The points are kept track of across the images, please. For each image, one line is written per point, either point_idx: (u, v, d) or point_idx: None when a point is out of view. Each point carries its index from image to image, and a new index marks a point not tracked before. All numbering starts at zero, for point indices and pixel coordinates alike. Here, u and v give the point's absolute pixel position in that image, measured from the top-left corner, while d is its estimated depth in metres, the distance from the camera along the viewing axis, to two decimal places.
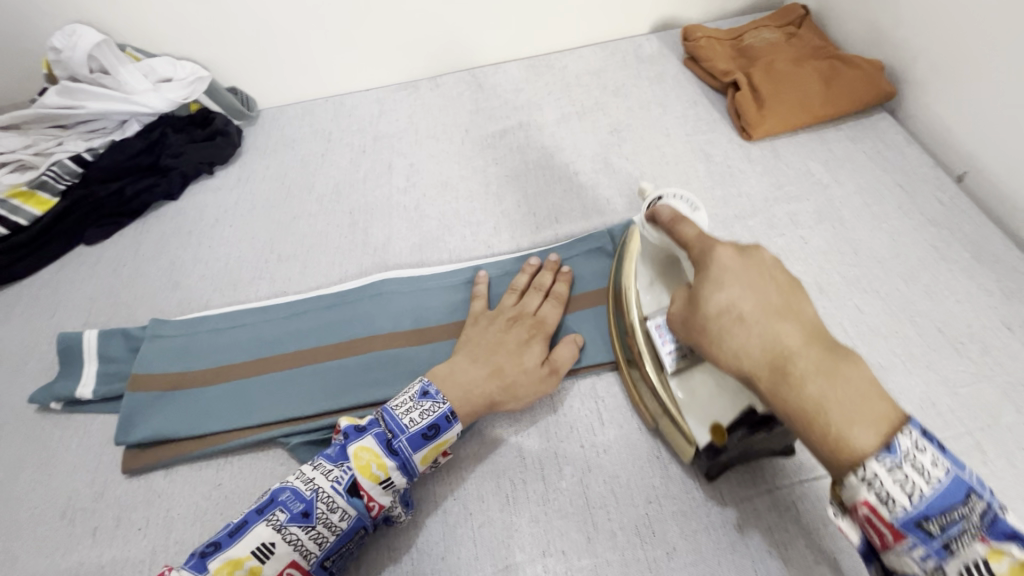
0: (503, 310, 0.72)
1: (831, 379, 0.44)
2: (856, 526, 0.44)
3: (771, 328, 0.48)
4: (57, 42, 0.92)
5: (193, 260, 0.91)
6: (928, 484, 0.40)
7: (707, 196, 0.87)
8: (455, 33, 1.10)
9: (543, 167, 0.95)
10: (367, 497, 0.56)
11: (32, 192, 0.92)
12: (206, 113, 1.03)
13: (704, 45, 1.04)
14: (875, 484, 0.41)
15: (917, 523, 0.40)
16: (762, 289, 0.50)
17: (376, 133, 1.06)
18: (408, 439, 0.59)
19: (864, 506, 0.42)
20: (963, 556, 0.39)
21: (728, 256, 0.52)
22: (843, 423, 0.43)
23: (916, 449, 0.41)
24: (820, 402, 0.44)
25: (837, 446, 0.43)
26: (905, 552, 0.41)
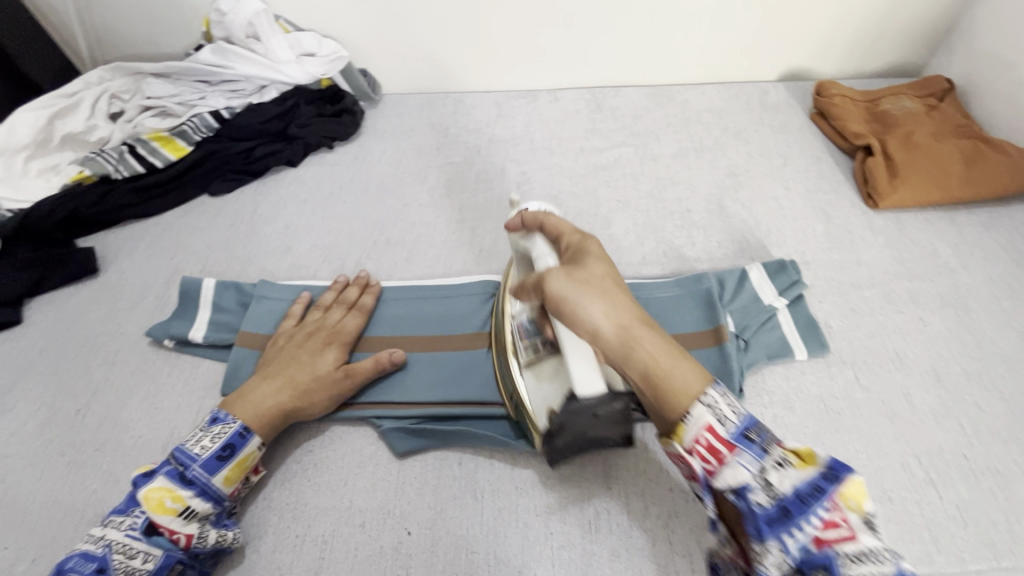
0: (296, 329, 0.75)
1: (672, 359, 0.51)
2: (693, 452, 0.50)
3: (617, 298, 0.53)
4: (223, 5, 0.99)
5: (306, 228, 0.95)
6: (739, 412, 0.50)
7: (824, 258, 0.84)
8: (584, 52, 1.12)
9: (655, 199, 0.95)
10: (168, 532, 0.56)
11: (171, 138, 0.99)
12: (336, 91, 1.08)
13: (838, 103, 1.01)
14: (716, 408, 0.49)
15: (744, 436, 0.49)
16: (612, 274, 0.55)
17: (491, 136, 1.09)
18: (202, 466, 0.59)
19: (707, 430, 0.49)
20: (773, 454, 0.49)
21: (593, 252, 0.56)
22: (679, 378, 0.50)
23: (720, 400, 0.50)
24: (651, 366, 0.51)
25: (674, 388, 0.50)
26: (735, 463, 0.48)
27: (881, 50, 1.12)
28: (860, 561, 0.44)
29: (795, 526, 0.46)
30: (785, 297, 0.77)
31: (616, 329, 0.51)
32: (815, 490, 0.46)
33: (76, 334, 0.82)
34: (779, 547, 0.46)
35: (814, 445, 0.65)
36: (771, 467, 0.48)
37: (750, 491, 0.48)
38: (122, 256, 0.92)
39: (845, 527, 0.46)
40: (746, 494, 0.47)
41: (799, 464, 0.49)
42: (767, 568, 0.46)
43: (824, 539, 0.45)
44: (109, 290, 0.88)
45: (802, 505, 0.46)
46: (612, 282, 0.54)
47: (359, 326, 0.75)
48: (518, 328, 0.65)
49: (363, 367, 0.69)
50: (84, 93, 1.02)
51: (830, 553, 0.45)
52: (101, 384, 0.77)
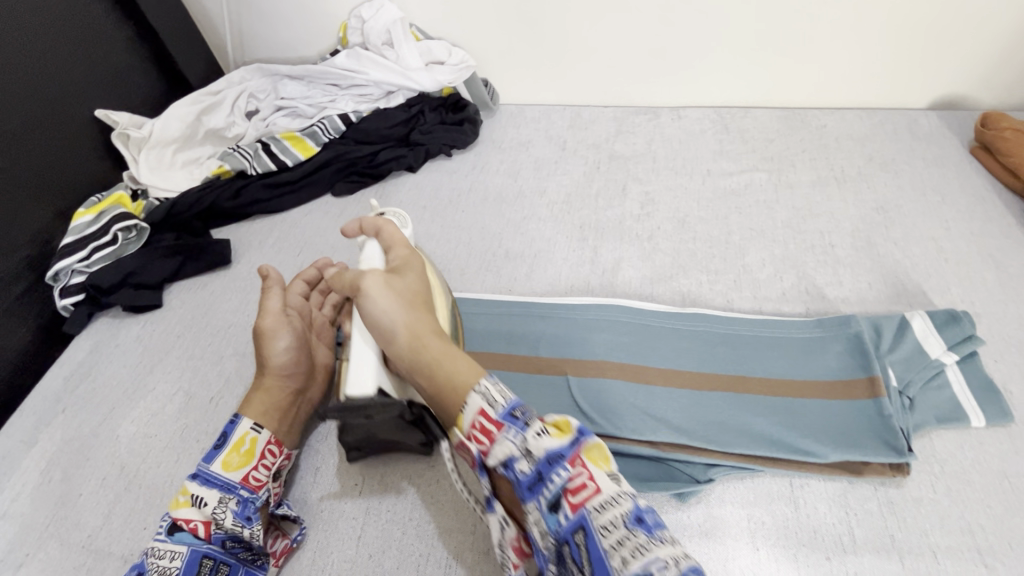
0: None
1: (458, 360, 0.55)
2: (472, 436, 0.51)
3: (415, 309, 0.58)
4: (364, 12, 1.04)
5: (424, 235, 0.95)
6: (500, 397, 0.50)
7: (998, 311, 0.75)
8: (717, 70, 1.07)
9: (793, 230, 0.88)
10: (185, 523, 0.58)
11: (302, 138, 1.03)
12: (458, 99, 1.08)
13: (1010, 137, 0.91)
14: (486, 392, 0.51)
15: (510, 414, 0.49)
16: (416, 290, 0.60)
17: (611, 152, 1.05)
18: (201, 458, 0.61)
19: (480, 414, 0.50)
20: (534, 426, 0.48)
21: (409, 264, 0.62)
22: (462, 370, 0.54)
23: (490, 387, 0.51)
24: (433, 365, 0.55)
25: (455, 385, 0.53)
26: (503, 438, 0.48)
27: None
28: (607, 510, 0.44)
29: (548, 487, 0.46)
30: (955, 353, 0.69)
31: (406, 335, 0.56)
32: (559, 455, 0.46)
33: (210, 322, 0.86)
34: (536, 509, 0.47)
35: (998, 529, 0.57)
36: (532, 436, 0.48)
37: (514, 461, 0.48)
38: (253, 249, 0.96)
39: (592, 485, 0.46)
40: (511, 466, 0.48)
41: (556, 432, 0.48)
42: (533, 530, 0.48)
43: (577, 501, 0.45)
44: (240, 282, 0.91)
45: (551, 465, 0.46)
46: (412, 295, 0.59)
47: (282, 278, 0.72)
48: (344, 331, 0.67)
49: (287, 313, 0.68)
50: (227, 92, 1.08)
51: (582, 513, 0.45)
52: (232, 374, 0.79)
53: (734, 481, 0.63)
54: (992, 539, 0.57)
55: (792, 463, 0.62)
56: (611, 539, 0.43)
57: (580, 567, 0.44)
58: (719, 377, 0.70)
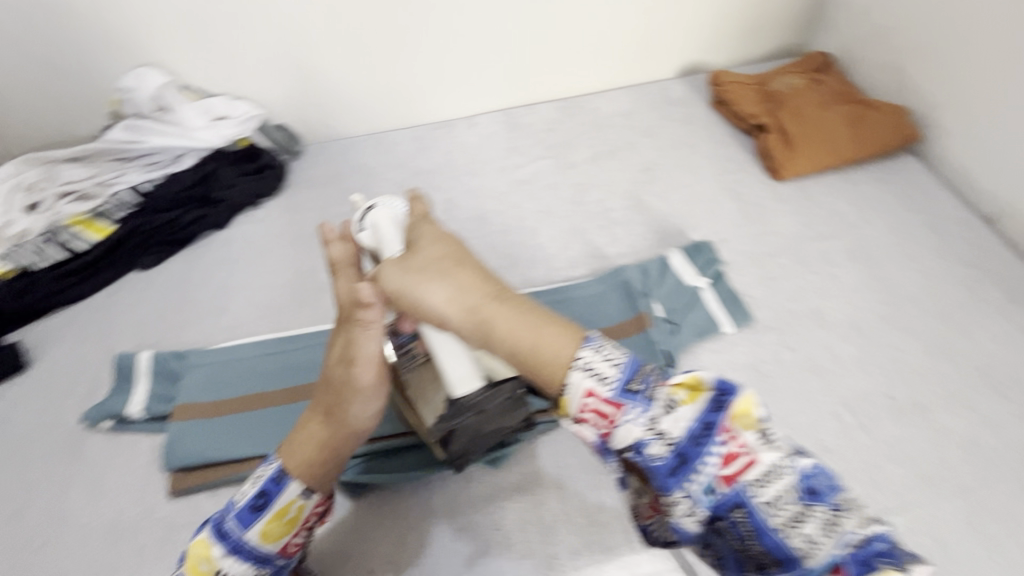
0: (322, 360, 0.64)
1: (516, 316, 0.51)
2: (583, 418, 0.48)
3: (457, 278, 0.53)
4: (128, 82, 1.01)
5: (239, 287, 0.95)
6: (613, 365, 0.47)
7: (739, 234, 0.89)
8: (494, 76, 1.17)
9: (576, 204, 0.98)
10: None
11: (92, 220, 0.99)
12: (254, 149, 1.09)
13: (731, 89, 1.08)
14: (591, 368, 0.47)
15: (627, 389, 0.47)
16: (460, 259, 0.55)
17: (414, 169, 1.11)
18: (238, 517, 0.51)
19: (589, 396, 0.47)
20: (660, 398, 0.46)
21: (429, 233, 0.57)
22: (546, 339, 0.49)
23: (597, 351, 0.48)
24: (514, 345, 0.50)
25: (547, 357, 0.49)
26: (628, 420, 0.46)
27: (766, 34, 1.20)
28: (770, 480, 0.43)
29: (697, 468, 0.44)
30: (706, 276, 0.81)
31: (464, 312, 0.52)
32: (708, 425, 0.45)
33: (9, 433, 0.80)
34: (684, 495, 0.45)
35: None
36: (663, 413, 0.46)
37: (645, 446, 0.46)
38: (53, 346, 0.90)
39: (745, 453, 0.44)
40: (643, 449, 0.46)
41: (689, 397, 0.46)
42: (679, 519, 0.45)
43: (730, 475, 0.44)
44: (41, 382, 0.86)
45: (699, 446, 0.45)
46: (450, 266, 0.53)
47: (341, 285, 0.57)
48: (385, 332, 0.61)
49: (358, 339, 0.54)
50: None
51: (739, 488, 0.43)
52: (39, 480, 0.74)
53: None
54: None
55: None
56: (779, 512, 0.43)
57: (748, 544, 0.44)
58: None
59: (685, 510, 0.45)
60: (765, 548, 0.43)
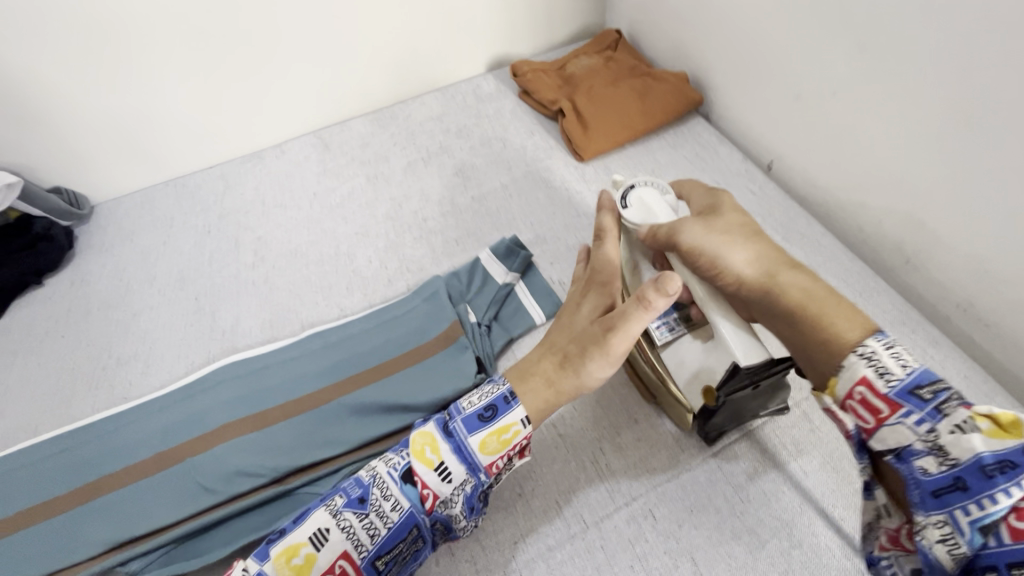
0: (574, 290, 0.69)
1: (795, 279, 0.55)
2: (847, 407, 0.49)
3: (750, 247, 0.58)
4: None
5: (18, 382, 0.83)
6: (903, 367, 0.46)
7: (549, 221, 0.90)
8: (294, 99, 1.10)
9: (392, 219, 0.95)
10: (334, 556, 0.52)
11: None
12: (26, 221, 0.97)
13: (531, 78, 1.09)
14: (875, 361, 0.47)
15: (910, 392, 0.45)
16: (743, 228, 0.60)
17: (221, 211, 1.03)
18: (464, 419, 0.57)
19: (861, 384, 0.47)
20: (953, 415, 0.43)
21: (726, 211, 0.62)
22: (839, 319, 0.51)
23: (884, 349, 0.47)
24: (798, 303, 0.53)
25: (828, 332, 0.51)
26: (901, 423, 0.45)
27: (561, 20, 1.23)
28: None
29: (976, 499, 0.41)
30: (516, 271, 0.81)
31: (758, 274, 0.57)
32: (1007, 462, 0.40)
33: None
34: (948, 519, 0.42)
35: (563, 400, 0.69)
36: (946, 430, 0.43)
37: (913, 455, 0.45)
38: None
39: None
40: (909, 457, 0.45)
41: (992, 429, 0.41)
42: (928, 542, 0.43)
43: (1023, 529, 0.38)
44: None
45: (988, 479, 0.40)
46: (743, 234, 0.59)
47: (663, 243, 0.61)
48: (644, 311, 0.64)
49: (629, 317, 0.56)
50: None
51: None
52: None
53: None
54: (561, 410, 0.68)
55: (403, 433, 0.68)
56: None
57: None
58: (331, 385, 0.72)
59: (946, 537, 0.42)
60: None
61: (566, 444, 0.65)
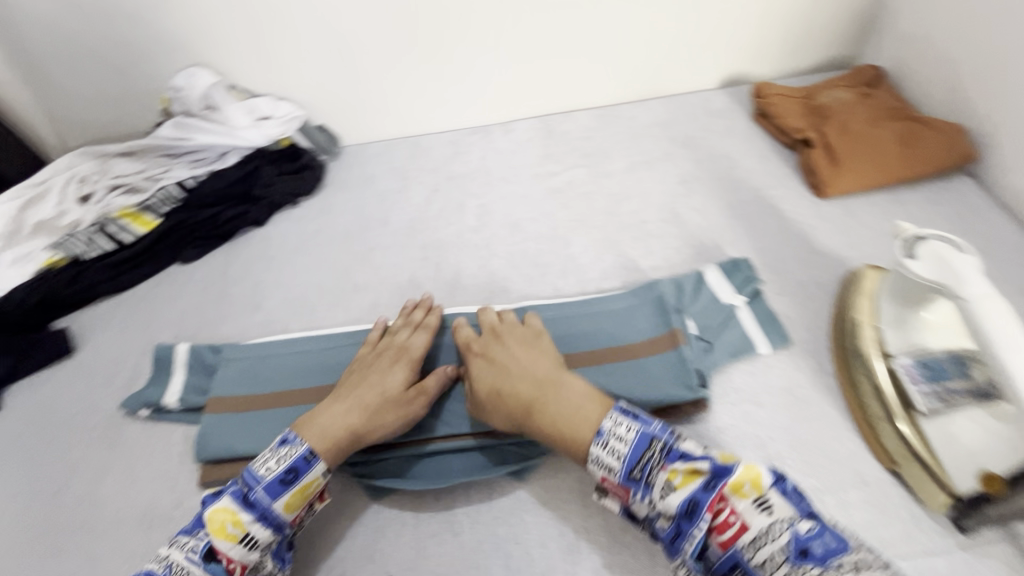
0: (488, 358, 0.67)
1: (559, 395, 0.61)
2: None
3: (546, 356, 0.66)
4: (179, 82, 1.04)
5: (274, 284, 0.97)
6: (625, 445, 0.56)
7: (779, 252, 0.86)
8: (532, 84, 1.16)
9: (610, 214, 0.97)
10: (226, 561, 0.56)
11: (139, 213, 1.02)
12: (296, 149, 1.11)
13: (776, 102, 1.05)
14: (601, 457, 0.56)
15: (631, 477, 0.55)
16: (530, 344, 0.68)
17: (449, 174, 1.12)
18: (265, 489, 0.58)
19: (741, 484, 0.54)
20: (657, 482, 0.53)
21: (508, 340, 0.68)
22: (581, 421, 0.59)
23: (616, 424, 0.57)
24: (563, 422, 0.59)
25: (577, 435, 0.58)
26: (637, 501, 0.55)
27: (814, 46, 1.16)
28: (759, 545, 0.48)
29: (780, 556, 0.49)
30: (743, 295, 0.78)
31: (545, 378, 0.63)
32: (694, 504, 0.51)
33: (54, 415, 0.83)
34: None
35: (784, 438, 0.66)
36: (790, 516, 0.50)
37: (655, 518, 0.54)
38: (98, 333, 0.94)
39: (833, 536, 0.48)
40: None
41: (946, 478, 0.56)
42: None
43: (722, 537, 0.50)
44: (86, 367, 0.89)
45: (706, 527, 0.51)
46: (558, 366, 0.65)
47: (470, 378, 0.67)
48: (909, 373, 0.64)
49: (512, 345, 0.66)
50: (52, 180, 1.05)
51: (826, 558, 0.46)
52: (80, 464, 0.77)
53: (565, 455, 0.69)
54: (780, 448, 0.65)
55: None
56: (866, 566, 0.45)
57: None
58: None
59: None
60: None
61: (785, 485, 0.63)
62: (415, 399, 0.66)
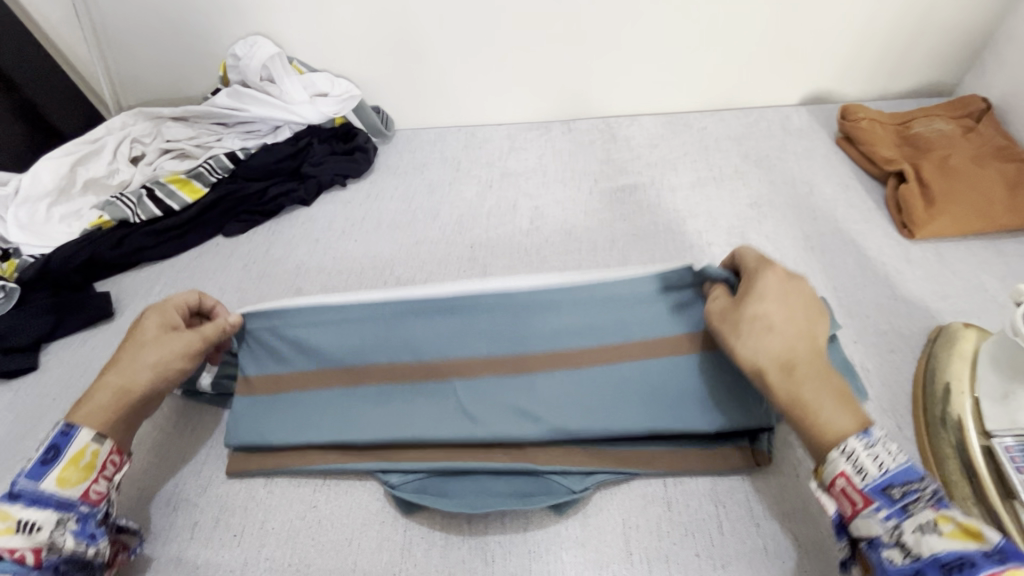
0: (780, 293, 0.56)
1: (824, 375, 0.51)
2: (830, 492, 0.49)
3: (816, 326, 0.54)
4: (238, 50, 1.02)
5: (316, 268, 0.94)
6: (893, 459, 0.46)
7: (858, 294, 0.79)
8: (600, 83, 1.10)
9: (673, 232, 0.91)
10: (8, 553, 0.50)
11: (188, 180, 1.00)
12: (349, 129, 1.07)
13: (866, 126, 0.97)
14: (854, 457, 0.47)
15: (882, 491, 0.46)
16: (797, 305, 0.55)
17: (503, 169, 1.07)
18: (25, 475, 0.53)
19: (842, 478, 0.47)
20: (918, 517, 0.45)
21: (792, 284, 0.56)
22: (830, 413, 0.49)
23: (886, 442, 0.47)
24: (814, 400, 0.50)
25: (818, 422, 0.49)
26: (870, 516, 0.46)
27: (912, 69, 1.07)
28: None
29: None
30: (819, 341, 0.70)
31: (812, 351, 0.53)
32: (958, 559, 0.41)
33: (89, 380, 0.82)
34: None
35: None
36: (910, 531, 0.44)
37: (882, 544, 0.46)
38: (137, 300, 0.93)
39: None
40: (879, 547, 0.46)
41: (955, 532, 0.43)
42: None
43: None
44: (123, 334, 0.88)
45: (942, 569, 0.42)
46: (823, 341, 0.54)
47: (743, 300, 0.56)
48: (1012, 457, 0.57)
49: (800, 297, 0.55)
50: (106, 139, 1.05)
51: None
52: None
53: (610, 491, 0.64)
54: None
55: (667, 466, 0.64)
56: None
57: None
58: None
59: None
60: None
61: None
62: (178, 334, 0.63)
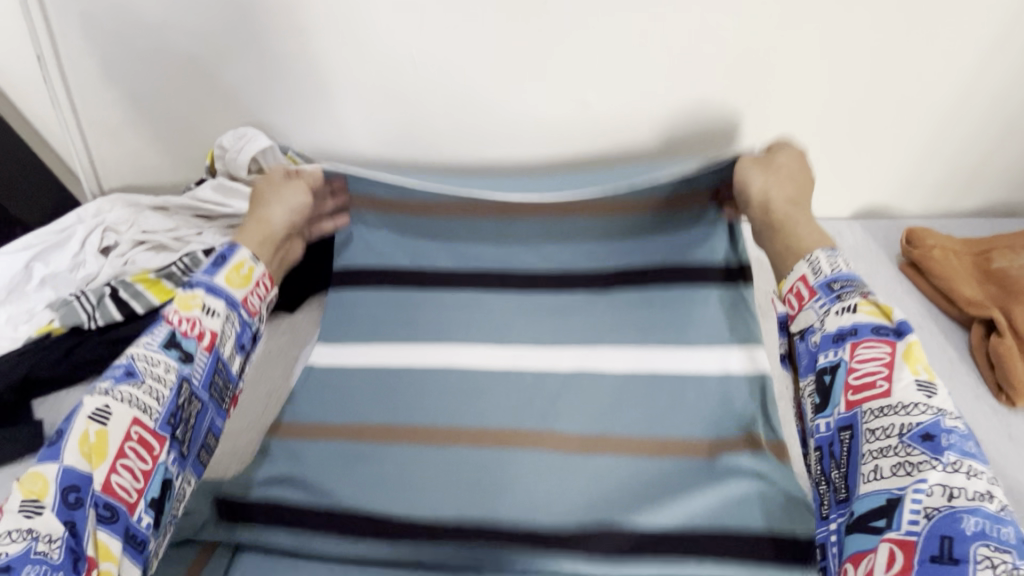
0: (782, 167, 0.72)
1: (807, 222, 0.65)
2: (786, 298, 0.58)
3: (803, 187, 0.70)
4: (225, 142, 0.91)
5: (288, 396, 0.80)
6: (835, 266, 0.56)
7: None
8: None
9: None
10: (191, 329, 0.59)
11: (158, 279, 0.88)
12: None
13: (938, 257, 0.83)
14: (816, 263, 0.56)
15: (827, 285, 0.54)
16: (793, 187, 0.70)
17: None
18: (202, 273, 0.63)
19: (801, 280, 0.56)
20: (846, 301, 0.52)
21: (788, 154, 0.73)
22: (806, 236, 0.62)
23: (835, 262, 0.56)
24: (796, 240, 0.63)
25: (794, 244, 0.62)
26: (811, 306, 0.54)
27: (982, 184, 0.94)
28: (883, 414, 0.46)
29: (832, 354, 0.51)
30: None
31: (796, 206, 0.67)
32: (851, 332, 0.51)
33: None
34: (814, 377, 0.52)
35: None
36: (839, 310, 0.52)
37: (811, 332, 0.54)
38: None
39: (880, 386, 0.48)
40: (808, 334, 0.54)
41: (873, 312, 0.51)
42: (806, 397, 0.53)
43: (857, 400, 0.48)
44: None
45: (838, 341, 0.51)
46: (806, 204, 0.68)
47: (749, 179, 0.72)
48: None
49: (795, 171, 0.72)
50: (77, 229, 0.94)
51: (856, 412, 0.48)
52: None
53: None
54: None
55: None
56: (877, 445, 0.46)
57: (838, 464, 0.48)
58: None
59: (812, 390, 0.52)
60: (846, 482, 0.47)
61: None
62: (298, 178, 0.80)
